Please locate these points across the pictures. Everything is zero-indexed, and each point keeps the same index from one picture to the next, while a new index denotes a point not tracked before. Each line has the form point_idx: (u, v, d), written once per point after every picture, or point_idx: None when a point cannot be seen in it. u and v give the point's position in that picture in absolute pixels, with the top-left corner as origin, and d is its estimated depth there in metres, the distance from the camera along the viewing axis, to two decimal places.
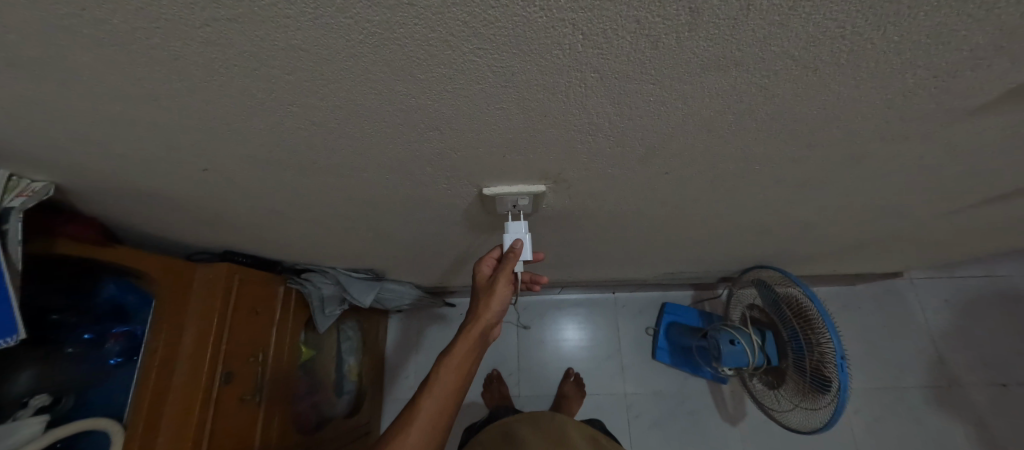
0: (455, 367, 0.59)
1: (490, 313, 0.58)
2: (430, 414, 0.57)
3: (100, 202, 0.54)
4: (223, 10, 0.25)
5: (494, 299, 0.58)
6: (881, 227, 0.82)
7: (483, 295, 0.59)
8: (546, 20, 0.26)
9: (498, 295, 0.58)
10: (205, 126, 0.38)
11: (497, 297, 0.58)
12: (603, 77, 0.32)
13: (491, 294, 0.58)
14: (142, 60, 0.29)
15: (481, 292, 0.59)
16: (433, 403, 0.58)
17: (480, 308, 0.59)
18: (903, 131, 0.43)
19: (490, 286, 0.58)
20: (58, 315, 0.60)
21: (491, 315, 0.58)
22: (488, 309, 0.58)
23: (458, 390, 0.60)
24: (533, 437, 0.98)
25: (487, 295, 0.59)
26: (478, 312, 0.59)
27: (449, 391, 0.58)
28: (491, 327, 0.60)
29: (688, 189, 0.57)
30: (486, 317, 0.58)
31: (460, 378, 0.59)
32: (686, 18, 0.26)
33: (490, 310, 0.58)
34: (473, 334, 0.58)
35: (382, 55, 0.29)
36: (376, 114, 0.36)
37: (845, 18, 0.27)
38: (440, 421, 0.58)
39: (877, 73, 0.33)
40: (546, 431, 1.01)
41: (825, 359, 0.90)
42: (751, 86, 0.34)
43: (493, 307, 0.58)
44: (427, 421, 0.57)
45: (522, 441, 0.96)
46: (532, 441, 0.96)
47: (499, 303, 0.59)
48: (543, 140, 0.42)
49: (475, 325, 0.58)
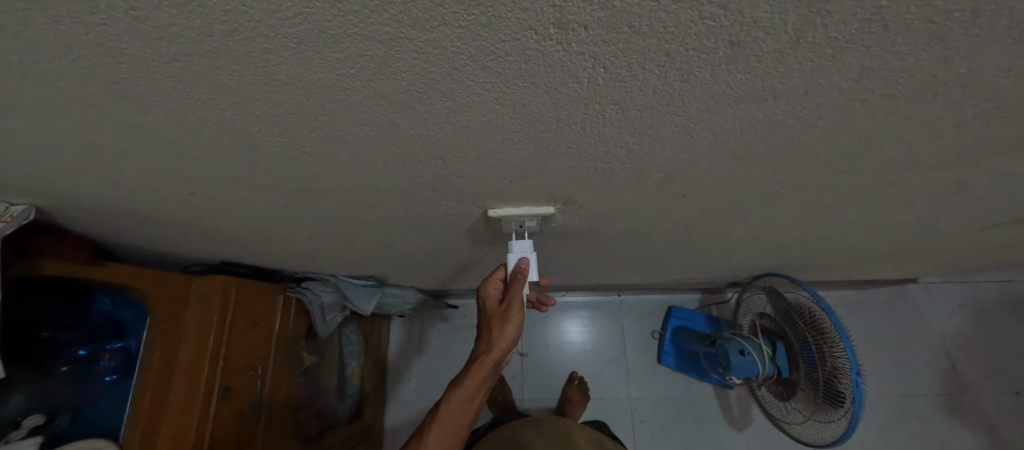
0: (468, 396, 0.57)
1: (503, 342, 0.55)
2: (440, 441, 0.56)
3: (85, 221, 0.52)
4: (191, 44, 0.21)
5: (508, 327, 0.55)
6: (906, 242, 0.78)
7: (497, 321, 0.56)
8: (563, 54, 0.23)
9: (512, 323, 0.55)
10: (188, 155, 0.35)
11: (511, 323, 0.55)
12: (625, 110, 0.29)
13: (507, 321, 0.55)
14: (109, 94, 0.26)
15: (495, 318, 0.57)
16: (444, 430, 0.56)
17: (495, 336, 0.56)
18: (945, 158, 0.39)
19: (503, 312, 0.55)
20: (50, 332, 0.58)
21: (506, 344, 0.56)
22: (502, 337, 0.55)
23: (468, 416, 0.58)
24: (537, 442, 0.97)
25: (501, 322, 0.56)
26: (492, 339, 0.56)
27: (460, 418, 0.57)
28: (504, 355, 0.57)
29: (707, 209, 0.53)
30: (501, 345, 0.55)
31: (471, 404, 0.57)
32: (724, 52, 0.23)
33: (505, 338, 0.55)
34: (487, 365, 0.55)
35: (376, 88, 0.25)
36: (371, 144, 0.33)
37: (909, 50, 0.23)
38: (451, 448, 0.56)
39: (931, 104, 0.29)
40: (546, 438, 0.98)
41: (840, 374, 0.88)
42: (788, 116, 0.30)
43: (509, 335, 0.55)
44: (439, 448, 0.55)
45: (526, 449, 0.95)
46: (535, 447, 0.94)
47: (514, 330, 0.56)
48: (553, 167, 0.39)
49: (489, 354, 0.55)
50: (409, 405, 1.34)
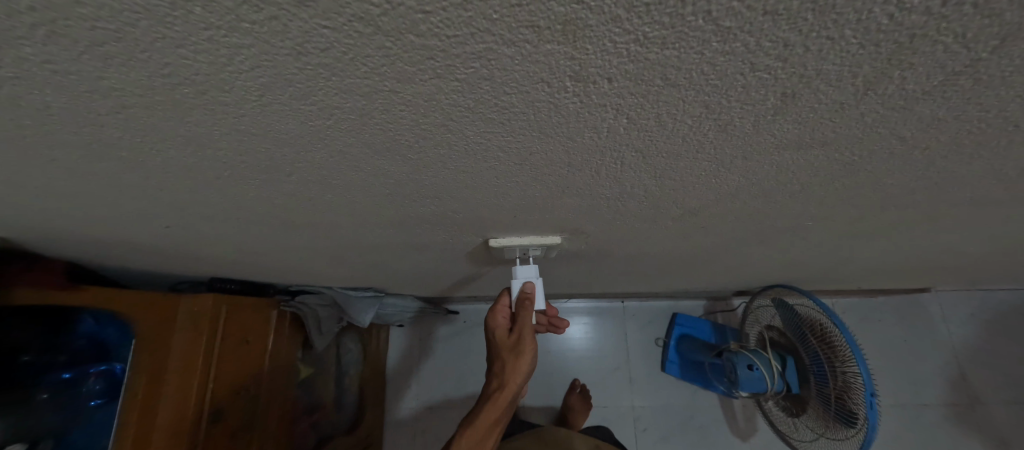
0: (485, 427, 0.56)
1: (519, 376, 0.53)
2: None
3: (58, 247, 0.48)
4: (131, 97, 0.17)
5: (522, 360, 0.52)
6: (929, 262, 0.74)
7: (510, 354, 0.53)
8: (580, 106, 0.19)
9: (525, 356, 0.52)
10: (156, 197, 0.31)
11: (525, 356, 0.52)
12: (647, 156, 0.25)
13: (519, 354, 0.52)
14: (46, 144, 0.22)
15: (506, 350, 0.53)
16: None
17: (509, 370, 0.53)
18: (996, 195, 0.35)
19: (515, 345, 0.52)
20: (30, 356, 0.53)
21: (521, 377, 0.53)
22: (516, 371, 0.53)
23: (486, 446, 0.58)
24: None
25: (514, 355, 0.53)
26: (506, 373, 0.53)
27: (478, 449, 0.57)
28: (519, 388, 0.55)
29: (724, 237, 0.50)
30: (517, 379, 0.53)
31: (487, 435, 0.57)
32: (774, 103, 0.19)
33: (520, 371, 0.53)
34: (503, 401, 0.54)
35: (359, 138, 0.22)
36: (360, 185, 0.30)
37: (997, 102, 0.19)
38: None
39: (1004, 149, 0.25)
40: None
41: (852, 393, 0.85)
42: (832, 161, 0.27)
43: (522, 368, 0.53)
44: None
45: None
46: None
47: (529, 363, 0.53)
48: (562, 204, 0.35)
49: (505, 390, 0.54)
50: (410, 413, 1.32)
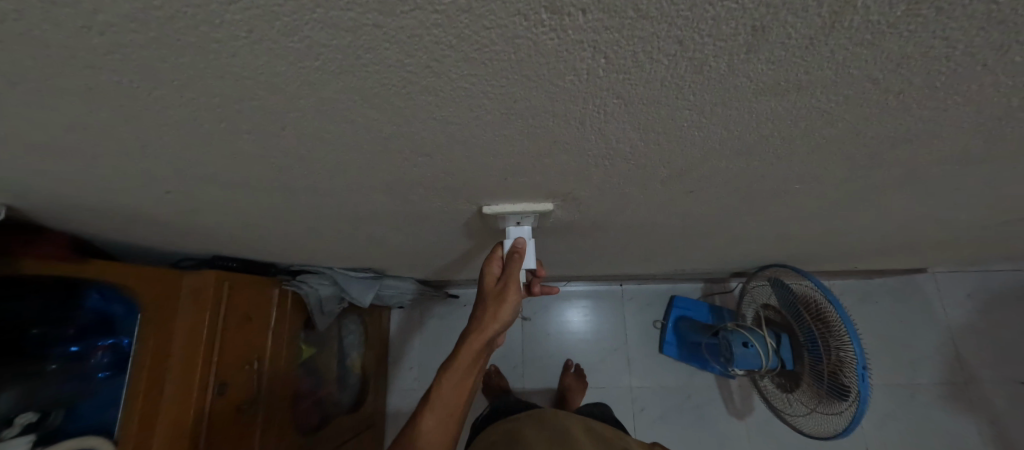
0: (463, 370, 0.58)
1: (496, 322, 0.54)
2: (439, 414, 0.59)
3: (61, 217, 0.49)
4: (128, 35, 0.18)
5: (505, 306, 0.54)
6: (922, 233, 0.74)
7: (494, 300, 0.54)
8: (558, 43, 0.20)
9: (508, 303, 0.54)
10: (153, 156, 0.32)
11: (507, 305, 0.54)
12: (629, 104, 0.26)
13: (502, 302, 0.54)
14: (45, 91, 0.23)
15: (490, 297, 0.55)
16: (443, 401, 0.59)
17: (488, 315, 0.54)
18: (976, 152, 0.36)
19: (499, 293, 0.54)
20: (39, 329, 0.56)
21: (500, 323, 0.54)
22: (496, 317, 0.54)
23: (464, 390, 0.60)
24: (529, 427, 0.91)
25: (497, 302, 0.54)
26: (485, 318, 0.55)
27: (455, 392, 0.59)
28: (496, 335, 0.56)
29: (713, 205, 0.50)
30: (492, 326, 0.54)
31: (467, 376, 0.59)
32: (745, 39, 0.20)
33: (499, 319, 0.54)
34: (478, 343, 0.55)
35: (348, 82, 0.23)
36: (352, 142, 0.31)
37: (960, 36, 0.20)
38: (445, 422, 0.59)
39: (975, 95, 0.26)
40: (546, 420, 0.94)
41: (843, 365, 0.86)
42: (810, 109, 0.27)
43: (502, 315, 0.54)
44: (441, 417, 0.58)
45: (523, 432, 0.90)
46: (530, 433, 0.89)
47: (509, 311, 0.55)
48: (550, 163, 0.36)
49: (480, 333, 0.55)
50: (411, 394, 1.35)
